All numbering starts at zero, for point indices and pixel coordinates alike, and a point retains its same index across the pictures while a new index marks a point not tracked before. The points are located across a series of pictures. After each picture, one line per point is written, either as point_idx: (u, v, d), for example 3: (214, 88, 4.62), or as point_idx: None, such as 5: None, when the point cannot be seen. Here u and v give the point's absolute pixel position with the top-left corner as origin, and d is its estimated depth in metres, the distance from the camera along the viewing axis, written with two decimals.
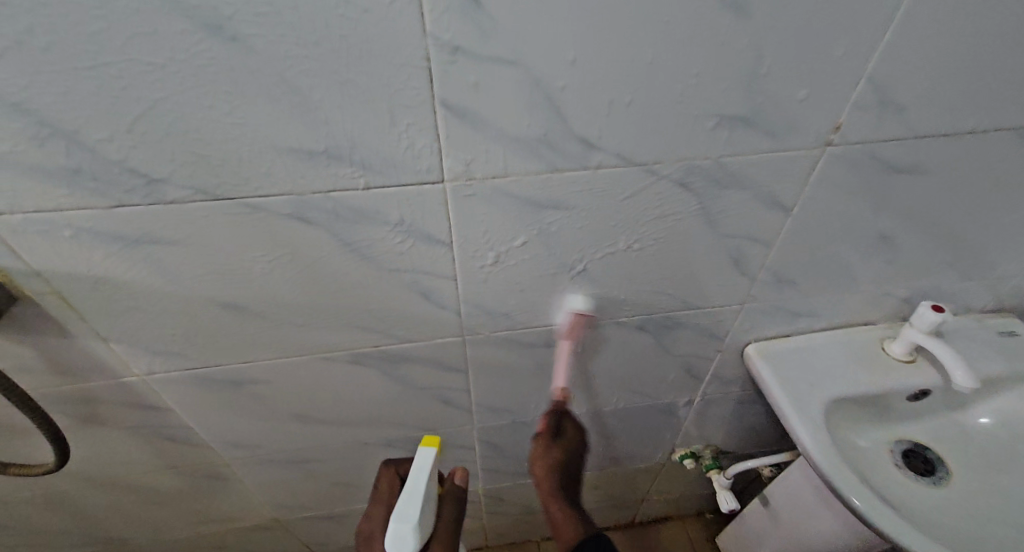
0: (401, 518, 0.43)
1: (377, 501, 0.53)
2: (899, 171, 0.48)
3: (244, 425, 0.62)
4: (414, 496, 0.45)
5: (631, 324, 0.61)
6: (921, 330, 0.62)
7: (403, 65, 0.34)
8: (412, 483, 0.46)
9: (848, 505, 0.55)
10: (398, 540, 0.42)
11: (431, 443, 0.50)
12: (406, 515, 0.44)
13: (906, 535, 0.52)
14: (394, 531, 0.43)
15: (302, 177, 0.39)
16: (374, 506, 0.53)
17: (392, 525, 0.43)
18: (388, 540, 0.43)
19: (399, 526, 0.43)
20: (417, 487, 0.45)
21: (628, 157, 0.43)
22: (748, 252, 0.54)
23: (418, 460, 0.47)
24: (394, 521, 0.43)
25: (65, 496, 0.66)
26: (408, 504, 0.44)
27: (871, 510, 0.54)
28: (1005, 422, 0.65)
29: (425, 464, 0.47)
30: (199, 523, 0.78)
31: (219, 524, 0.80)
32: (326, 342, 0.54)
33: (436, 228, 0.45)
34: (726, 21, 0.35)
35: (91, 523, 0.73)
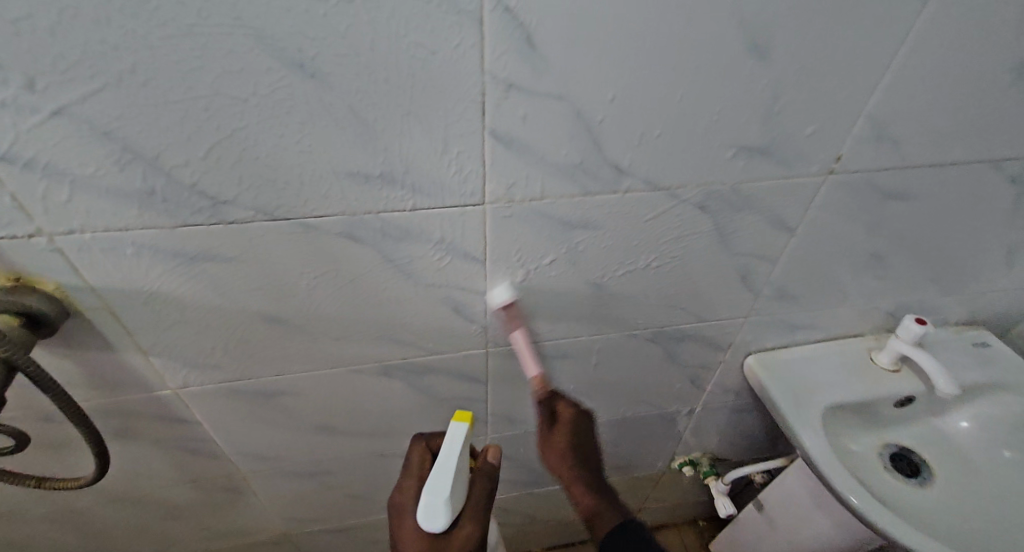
0: (432, 492, 0.45)
1: (409, 476, 0.52)
2: (891, 197, 0.53)
3: (268, 436, 0.63)
4: (445, 470, 0.46)
5: (643, 336, 0.65)
6: (907, 341, 0.67)
7: (461, 99, 0.37)
8: (443, 457, 0.47)
9: (846, 504, 0.59)
10: (431, 512, 0.44)
11: (464, 416, 0.50)
12: (437, 488, 0.45)
13: (899, 531, 0.56)
14: (427, 504, 0.44)
15: (357, 199, 0.41)
16: (405, 479, 0.52)
17: (424, 497, 0.45)
18: (420, 514, 0.44)
19: (430, 498, 0.44)
20: (448, 461, 0.46)
21: (653, 182, 0.47)
22: (754, 269, 0.59)
23: (450, 433, 0.48)
24: (425, 495, 0.45)
25: (78, 511, 0.66)
26: (438, 479, 0.45)
27: (868, 508, 0.58)
28: (981, 425, 0.70)
29: (457, 438, 0.48)
30: (210, 538, 0.78)
31: (229, 539, 0.79)
32: (358, 355, 0.56)
33: (474, 246, 0.48)
34: (749, 66, 0.39)
35: (100, 540, 0.72)
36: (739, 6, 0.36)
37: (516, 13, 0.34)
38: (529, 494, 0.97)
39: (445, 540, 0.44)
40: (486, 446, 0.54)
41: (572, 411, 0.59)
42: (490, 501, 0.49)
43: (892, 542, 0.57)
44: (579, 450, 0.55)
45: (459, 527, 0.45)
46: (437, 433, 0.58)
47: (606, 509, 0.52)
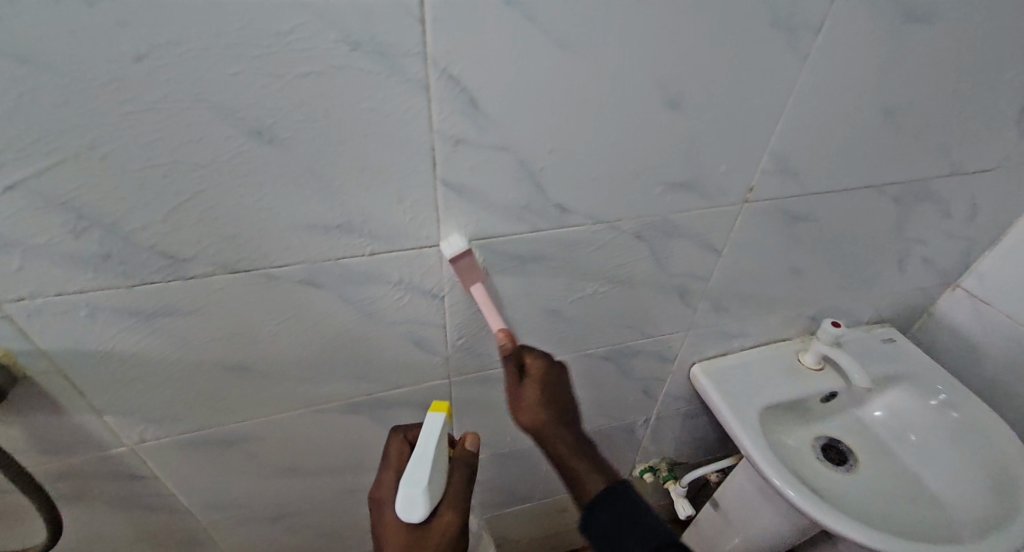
0: (410, 484, 0.45)
1: (388, 468, 0.53)
2: (799, 219, 0.61)
3: (231, 484, 0.62)
4: (422, 462, 0.46)
5: (597, 354, 0.69)
6: (825, 342, 0.75)
7: (412, 154, 0.40)
8: (421, 449, 0.47)
9: (786, 496, 0.65)
10: (408, 503, 0.44)
11: (442, 408, 0.51)
12: (414, 480, 0.45)
13: (832, 516, 0.62)
14: (405, 496, 0.45)
15: (317, 248, 0.43)
16: (384, 472, 0.53)
17: (401, 490, 0.45)
18: (399, 506, 0.45)
19: (409, 490, 0.45)
20: (425, 452, 0.47)
21: (593, 217, 0.51)
22: (690, 287, 0.65)
23: (428, 424, 0.49)
24: (404, 487, 0.45)
25: None
26: (415, 472, 0.45)
27: (804, 498, 0.63)
28: (892, 413, 0.79)
29: (435, 427, 0.48)
30: None
31: None
32: (322, 395, 0.57)
33: (432, 283, 0.51)
34: (667, 115, 0.45)
35: None
36: (653, 68, 0.41)
37: (459, 80, 0.37)
38: (499, 516, 0.99)
39: (424, 532, 0.45)
40: (466, 434, 0.54)
41: (553, 367, 0.53)
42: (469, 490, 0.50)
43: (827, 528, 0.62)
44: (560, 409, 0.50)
45: (438, 517, 0.46)
46: (416, 425, 0.58)
47: (591, 468, 0.48)
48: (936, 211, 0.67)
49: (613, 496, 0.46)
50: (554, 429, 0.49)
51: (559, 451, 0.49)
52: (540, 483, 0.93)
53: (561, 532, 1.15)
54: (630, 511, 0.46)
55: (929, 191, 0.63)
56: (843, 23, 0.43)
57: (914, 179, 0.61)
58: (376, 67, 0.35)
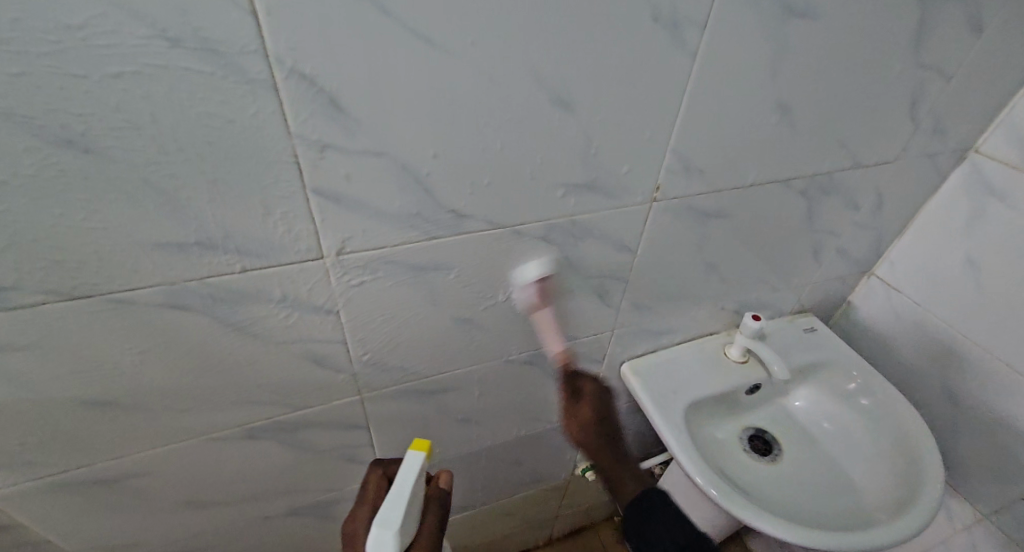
0: (384, 524, 0.43)
1: (364, 501, 0.55)
2: (711, 216, 0.61)
3: (120, 522, 0.57)
4: (399, 501, 0.45)
5: (521, 360, 0.68)
6: (748, 335, 0.76)
7: (272, 163, 0.36)
8: (398, 488, 0.46)
9: (707, 493, 0.65)
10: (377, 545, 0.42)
11: (420, 446, 0.49)
12: (389, 520, 0.43)
13: (750, 511, 0.62)
14: (374, 537, 0.42)
15: (174, 268, 0.39)
16: (358, 505, 0.54)
17: (372, 530, 0.43)
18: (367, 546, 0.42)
19: (380, 531, 0.42)
20: (403, 491, 0.45)
21: (494, 221, 0.49)
22: (609, 287, 0.64)
23: (406, 462, 0.47)
24: (376, 527, 0.43)
25: None
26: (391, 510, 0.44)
27: (724, 494, 0.63)
28: (815, 401, 0.81)
29: (411, 467, 0.47)
30: None
31: None
32: (213, 423, 0.53)
33: (323, 299, 0.47)
34: (557, 114, 0.43)
35: None
36: (534, 65, 0.39)
37: (314, 80, 0.34)
38: None
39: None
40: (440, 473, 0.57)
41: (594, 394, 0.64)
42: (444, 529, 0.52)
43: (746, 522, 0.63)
44: (609, 429, 0.61)
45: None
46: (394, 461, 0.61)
47: (627, 479, 0.57)
48: (845, 204, 0.68)
49: (652, 503, 0.54)
50: (597, 450, 0.60)
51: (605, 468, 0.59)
52: (479, 490, 0.92)
53: (510, 535, 1.14)
54: (660, 509, 0.54)
55: (835, 185, 0.64)
56: (729, 18, 0.42)
57: (819, 174, 0.61)
58: (207, 66, 0.31)
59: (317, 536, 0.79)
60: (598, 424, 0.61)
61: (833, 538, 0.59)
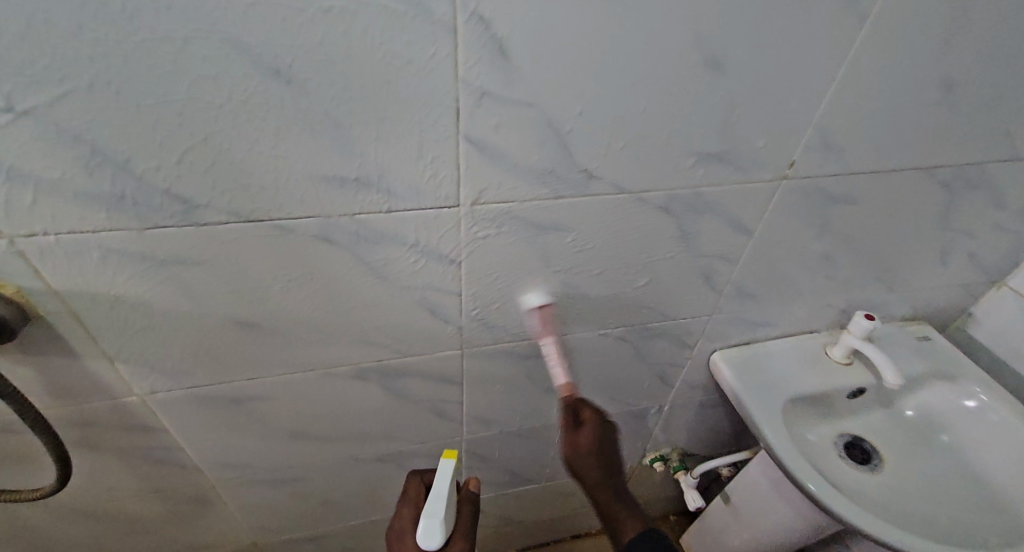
0: (431, 515, 0.52)
1: (406, 504, 0.61)
2: (838, 202, 0.57)
3: (239, 442, 0.64)
4: (440, 499, 0.53)
5: (614, 334, 0.68)
6: (858, 336, 0.71)
7: (436, 106, 0.38)
8: (436, 491, 0.54)
9: (806, 491, 0.63)
10: (428, 532, 0.51)
11: (451, 454, 0.58)
12: (435, 512, 0.52)
13: (853, 513, 0.60)
14: (426, 525, 0.52)
15: (333, 202, 0.42)
16: (402, 507, 0.61)
17: (422, 520, 0.52)
18: (419, 534, 0.51)
19: (429, 520, 0.52)
20: (441, 490, 0.54)
21: (621, 185, 0.49)
22: (717, 268, 0.62)
23: (441, 469, 0.55)
24: (425, 518, 0.52)
25: (46, 521, 0.67)
26: (435, 509, 0.52)
27: (824, 493, 0.61)
28: (926, 413, 0.76)
29: (447, 472, 0.55)
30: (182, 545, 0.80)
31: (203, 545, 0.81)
32: (333, 358, 0.57)
33: (449, 248, 0.49)
34: (707, 75, 0.42)
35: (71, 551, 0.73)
36: (695, 22, 0.38)
37: (488, 24, 0.35)
38: (505, 496, 0.99)
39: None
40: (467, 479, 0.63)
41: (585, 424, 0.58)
42: (473, 527, 0.57)
43: (846, 525, 0.60)
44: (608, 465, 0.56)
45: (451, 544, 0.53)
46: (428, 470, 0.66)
47: (628, 519, 0.54)
48: (990, 201, 0.62)
49: (654, 546, 0.51)
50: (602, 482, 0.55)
51: (604, 503, 0.54)
52: (548, 466, 0.93)
53: (568, 516, 1.16)
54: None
55: (983, 179, 0.59)
56: None
57: (968, 163, 0.56)
58: (401, 5, 0.32)
59: (394, 485, 0.84)
60: (602, 461, 0.56)
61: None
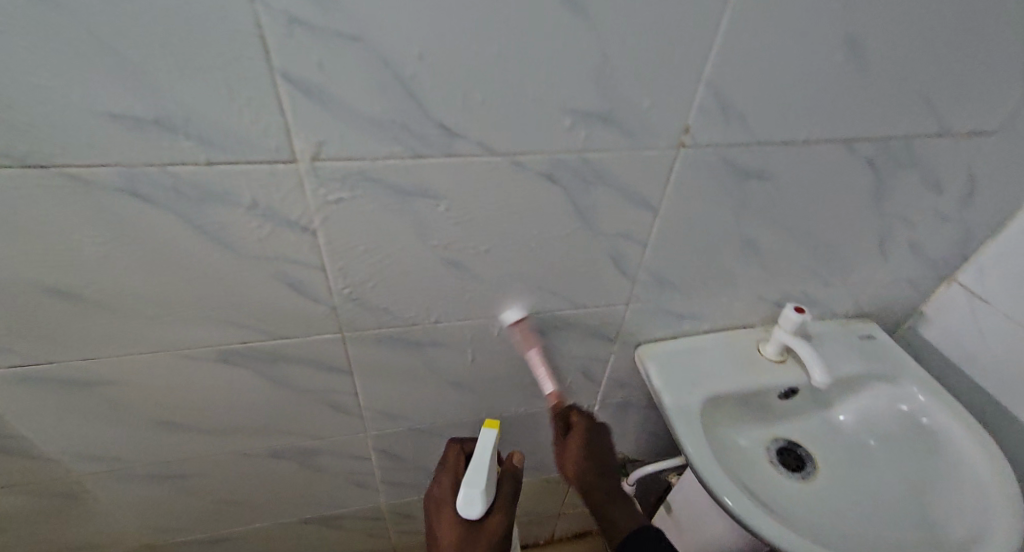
0: (471, 485, 0.48)
1: (444, 473, 0.57)
2: (752, 178, 0.52)
3: (101, 430, 0.58)
4: (480, 468, 0.49)
5: (521, 322, 0.62)
6: (788, 331, 0.65)
7: (234, 33, 0.33)
8: (476, 461, 0.50)
9: (720, 504, 0.56)
10: (467, 501, 0.48)
11: (493, 424, 0.54)
12: (474, 481, 0.49)
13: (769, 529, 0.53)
14: (465, 495, 0.48)
15: (132, 147, 0.36)
16: (442, 475, 0.57)
17: (462, 489, 0.48)
18: (459, 503, 0.48)
19: (469, 490, 0.48)
20: (483, 459, 0.50)
21: (490, 146, 0.43)
22: (624, 250, 0.56)
23: (482, 438, 0.52)
24: (465, 486, 0.48)
25: None
26: (474, 480, 0.48)
27: (739, 506, 0.55)
28: (864, 418, 0.69)
29: (488, 442, 0.51)
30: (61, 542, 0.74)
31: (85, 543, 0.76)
32: (186, 338, 0.51)
33: (296, 213, 0.44)
34: (566, 13, 0.37)
35: None
36: None
37: None
38: None
39: (475, 530, 0.48)
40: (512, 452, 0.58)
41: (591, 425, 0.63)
42: (513, 504, 0.52)
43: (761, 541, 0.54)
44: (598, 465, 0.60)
45: (490, 516, 0.49)
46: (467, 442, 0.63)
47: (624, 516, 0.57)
48: (925, 182, 0.57)
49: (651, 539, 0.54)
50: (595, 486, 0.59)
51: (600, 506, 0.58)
52: None
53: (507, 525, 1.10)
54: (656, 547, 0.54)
55: (914, 155, 0.53)
56: None
57: (894, 138, 0.51)
58: None
59: (300, 485, 0.78)
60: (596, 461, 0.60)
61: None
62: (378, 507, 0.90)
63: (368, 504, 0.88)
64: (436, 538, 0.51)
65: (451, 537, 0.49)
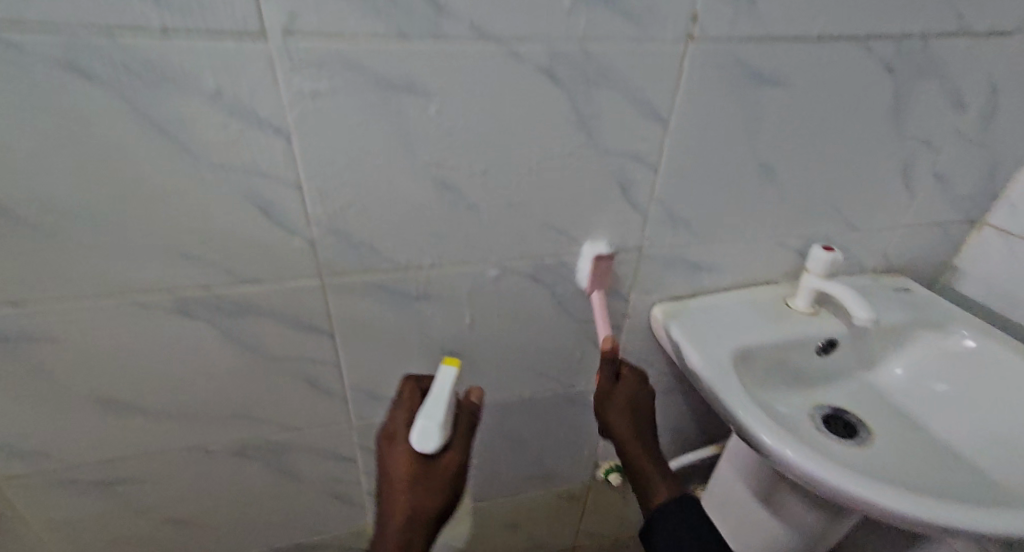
0: (427, 417, 0.45)
1: (399, 408, 0.53)
2: (766, 86, 0.48)
3: (31, 410, 0.50)
4: (437, 403, 0.46)
5: (523, 271, 0.55)
6: (819, 275, 0.59)
7: None
8: (434, 395, 0.47)
9: (779, 458, 0.45)
10: (423, 435, 0.44)
11: (453, 362, 0.51)
12: (432, 414, 0.45)
13: (846, 476, 0.43)
14: (421, 428, 0.45)
15: (72, 5, 0.32)
16: (397, 409, 0.53)
17: (417, 422, 0.45)
18: (413, 436, 0.45)
19: (425, 422, 0.45)
20: (441, 393, 0.47)
21: (483, 29, 0.39)
22: (634, 176, 0.51)
23: (440, 374, 0.48)
24: (421, 420, 0.45)
25: None
26: (430, 415, 0.45)
27: (804, 455, 0.44)
28: (915, 376, 0.62)
29: (447, 378, 0.48)
30: None
31: None
32: (136, 279, 0.44)
33: (267, 108, 0.38)
34: None
35: None
36: None
37: None
38: None
39: (429, 467, 0.45)
40: (470, 391, 0.53)
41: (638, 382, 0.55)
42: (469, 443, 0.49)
43: (839, 498, 0.43)
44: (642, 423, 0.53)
45: (444, 452, 0.46)
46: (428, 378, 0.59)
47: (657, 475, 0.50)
48: (947, 97, 0.53)
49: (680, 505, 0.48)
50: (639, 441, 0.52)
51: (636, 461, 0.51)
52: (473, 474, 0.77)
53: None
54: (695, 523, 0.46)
55: (933, 60, 0.50)
56: None
57: (911, 37, 0.48)
58: None
59: (272, 496, 0.67)
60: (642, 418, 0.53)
61: (970, 511, 0.39)
62: (364, 532, 0.77)
63: (352, 526, 0.76)
64: (387, 471, 0.47)
65: (404, 473, 0.45)
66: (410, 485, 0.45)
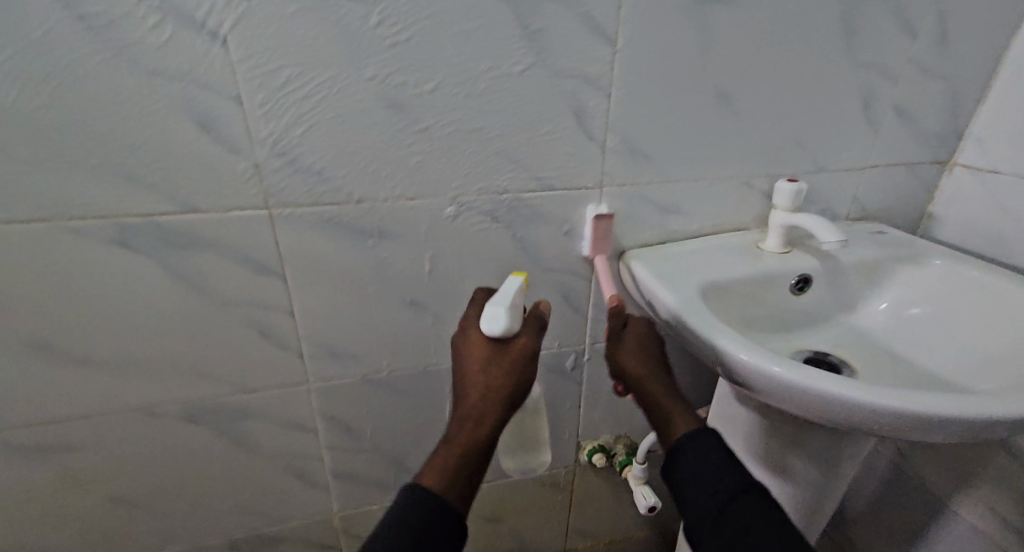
0: (497, 302, 0.43)
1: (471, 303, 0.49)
2: (711, 5, 0.49)
3: None
4: (506, 294, 0.44)
5: (481, 207, 0.54)
6: (785, 209, 0.57)
7: None
8: (504, 289, 0.45)
9: (758, 372, 0.42)
10: (493, 317, 0.42)
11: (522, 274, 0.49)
12: (501, 300, 0.43)
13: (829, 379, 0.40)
14: (490, 312, 0.42)
15: None
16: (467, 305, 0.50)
17: (487, 308, 0.43)
18: (484, 321, 0.42)
19: (496, 306, 0.42)
20: (510, 288, 0.45)
21: None
22: (588, 102, 0.51)
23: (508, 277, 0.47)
24: (491, 305, 0.43)
25: None
26: (501, 300, 0.43)
27: (784, 364, 0.41)
28: (897, 315, 0.59)
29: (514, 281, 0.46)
30: None
31: None
32: (68, 198, 0.43)
33: (203, 8, 0.38)
34: None
35: None
36: None
37: None
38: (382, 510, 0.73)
39: (503, 349, 0.43)
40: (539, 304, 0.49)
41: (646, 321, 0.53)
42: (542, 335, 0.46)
43: (825, 404, 0.40)
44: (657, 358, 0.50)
45: (517, 337, 0.44)
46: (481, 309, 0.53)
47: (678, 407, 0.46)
48: (894, 20, 0.54)
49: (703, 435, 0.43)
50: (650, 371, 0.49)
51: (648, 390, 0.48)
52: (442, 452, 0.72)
53: None
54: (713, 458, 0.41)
55: None
56: None
57: None
58: None
59: (222, 471, 0.62)
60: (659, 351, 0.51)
61: (961, 399, 0.38)
62: (326, 520, 0.71)
63: (314, 513, 0.70)
64: (460, 357, 0.45)
65: (477, 356, 0.43)
66: (483, 365, 0.43)
